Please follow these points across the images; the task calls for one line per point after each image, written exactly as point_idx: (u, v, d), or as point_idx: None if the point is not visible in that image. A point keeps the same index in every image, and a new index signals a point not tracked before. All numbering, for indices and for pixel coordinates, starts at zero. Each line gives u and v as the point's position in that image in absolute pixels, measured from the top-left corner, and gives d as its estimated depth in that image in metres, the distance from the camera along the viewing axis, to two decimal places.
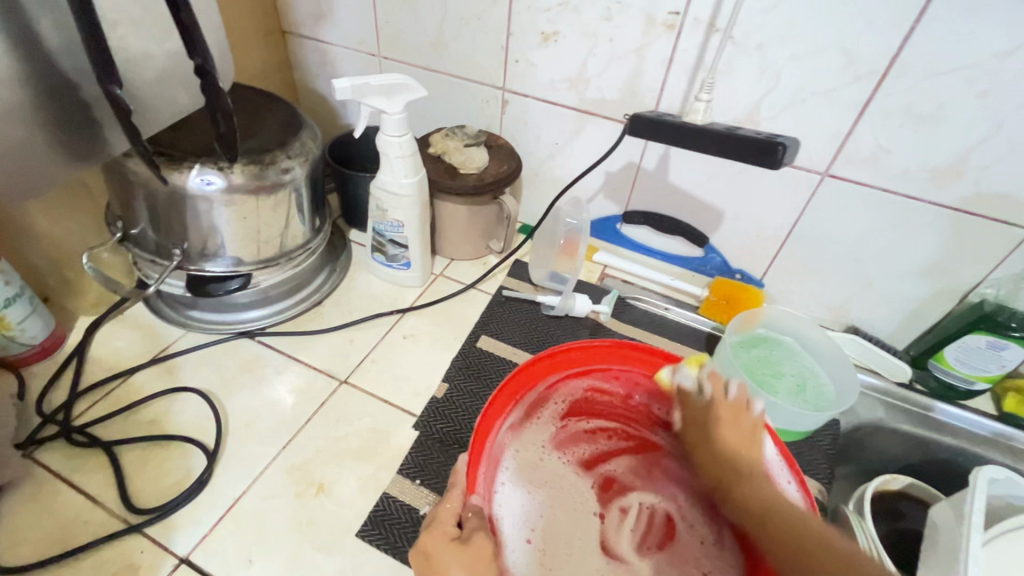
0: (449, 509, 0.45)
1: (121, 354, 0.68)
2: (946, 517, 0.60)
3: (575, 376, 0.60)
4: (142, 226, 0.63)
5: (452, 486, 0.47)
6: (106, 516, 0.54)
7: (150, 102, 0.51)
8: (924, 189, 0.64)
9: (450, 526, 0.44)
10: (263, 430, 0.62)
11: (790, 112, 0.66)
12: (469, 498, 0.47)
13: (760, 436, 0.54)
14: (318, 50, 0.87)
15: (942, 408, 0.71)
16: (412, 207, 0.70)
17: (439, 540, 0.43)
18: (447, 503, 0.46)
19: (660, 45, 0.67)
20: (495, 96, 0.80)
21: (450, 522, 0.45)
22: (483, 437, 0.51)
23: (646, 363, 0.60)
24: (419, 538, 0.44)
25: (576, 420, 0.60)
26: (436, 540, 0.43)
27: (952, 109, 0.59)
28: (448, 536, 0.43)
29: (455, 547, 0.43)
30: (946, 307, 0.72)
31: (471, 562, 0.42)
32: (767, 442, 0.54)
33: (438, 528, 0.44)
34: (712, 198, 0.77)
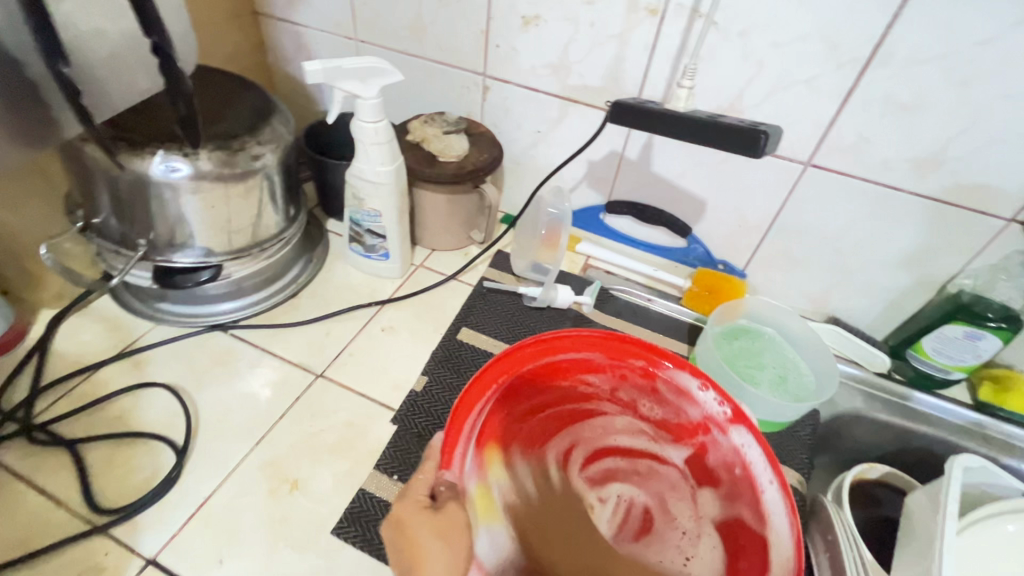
0: (422, 480, 0.43)
1: (85, 348, 0.65)
2: (921, 506, 0.61)
3: (560, 360, 0.54)
4: (105, 214, 0.60)
5: (427, 458, 0.45)
6: (69, 517, 0.52)
7: (106, 83, 0.49)
8: (905, 180, 0.64)
9: (423, 495, 0.42)
10: (235, 426, 0.60)
11: (774, 101, 0.65)
12: (444, 471, 0.44)
13: (741, 430, 0.51)
14: (292, 32, 0.84)
15: (919, 397, 0.72)
16: (389, 195, 0.68)
17: (411, 509, 0.41)
18: (421, 474, 0.44)
19: (643, 30, 0.65)
20: (475, 82, 0.78)
21: (423, 492, 0.43)
22: (461, 417, 0.47)
23: (634, 353, 0.55)
24: (392, 507, 0.42)
25: (558, 412, 0.58)
26: (408, 510, 0.41)
27: (933, 99, 0.58)
28: (421, 506, 0.41)
29: (427, 517, 0.41)
30: (924, 297, 0.72)
31: (445, 531, 0.40)
32: (748, 438, 0.51)
33: (411, 497, 0.42)
34: (695, 188, 0.76)
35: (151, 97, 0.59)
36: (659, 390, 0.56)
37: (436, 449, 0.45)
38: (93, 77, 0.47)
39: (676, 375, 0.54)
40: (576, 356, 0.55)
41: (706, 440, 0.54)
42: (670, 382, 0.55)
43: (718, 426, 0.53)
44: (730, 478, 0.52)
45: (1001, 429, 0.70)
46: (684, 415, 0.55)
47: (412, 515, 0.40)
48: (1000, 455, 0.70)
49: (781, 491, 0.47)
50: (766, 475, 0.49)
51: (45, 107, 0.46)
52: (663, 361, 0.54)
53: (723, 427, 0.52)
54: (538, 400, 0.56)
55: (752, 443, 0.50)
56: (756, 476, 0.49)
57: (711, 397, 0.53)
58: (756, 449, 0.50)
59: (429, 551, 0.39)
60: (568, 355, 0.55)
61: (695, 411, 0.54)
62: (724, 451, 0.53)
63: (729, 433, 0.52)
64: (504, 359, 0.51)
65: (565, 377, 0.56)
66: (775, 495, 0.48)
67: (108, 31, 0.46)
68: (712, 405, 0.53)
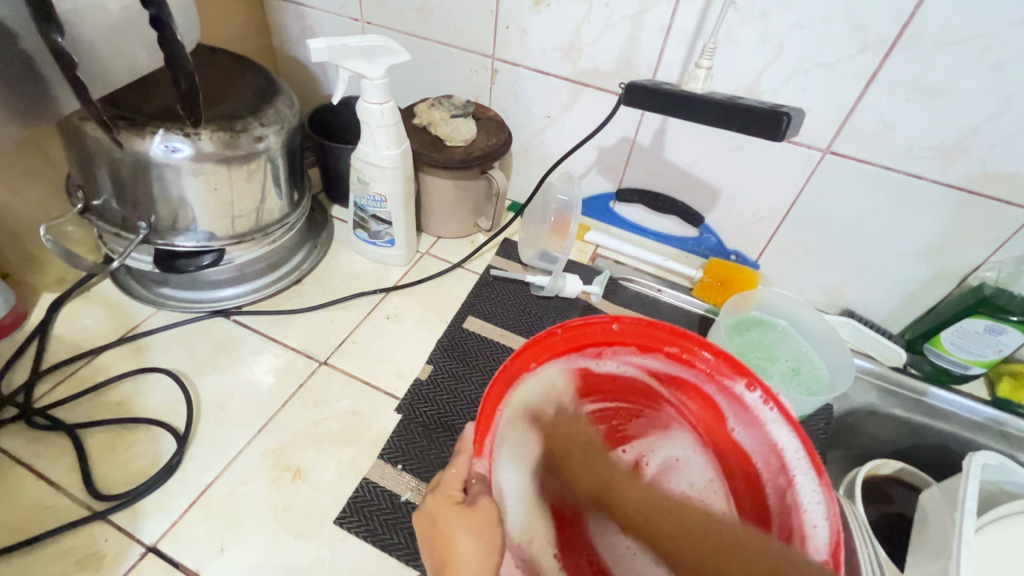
0: (454, 474, 0.42)
1: (86, 333, 0.64)
2: (936, 503, 0.60)
3: (590, 350, 0.51)
4: (105, 196, 0.59)
5: (458, 451, 0.44)
6: (69, 503, 0.51)
7: (115, 60, 0.48)
8: (928, 167, 0.62)
9: (455, 490, 0.41)
10: (237, 412, 0.59)
11: (793, 85, 0.63)
12: (473, 466, 0.42)
13: (784, 426, 0.48)
14: (296, 13, 0.82)
15: (934, 392, 0.71)
16: (395, 179, 0.66)
17: (444, 505, 0.41)
18: (452, 469, 0.43)
19: (659, 11, 0.63)
20: (484, 65, 0.76)
21: (455, 487, 0.42)
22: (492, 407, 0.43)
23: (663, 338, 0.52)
24: (427, 501, 0.42)
25: (594, 400, 0.54)
26: (441, 506, 0.41)
27: (961, 84, 0.56)
28: (454, 501, 0.41)
29: (459, 511, 0.40)
30: (943, 290, 0.70)
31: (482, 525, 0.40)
32: (790, 434, 0.48)
33: (443, 492, 0.41)
34: (708, 175, 0.74)
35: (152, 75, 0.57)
36: (700, 384, 0.52)
37: (467, 442, 0.44)
38: (94, 52, 0.46)
39: (717, 369, 0.51)
40: (608, 349, 0.52)
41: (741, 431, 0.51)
42: (708, 374, 0.51)
43: (761, 423, 0.50)
44: (764, 472, 0.49)
45: (1019, 426, 0.68)
46: (720, 406, 0.52)
47: (444, 511, 0.40)
48: (1019, 453, 0.67)
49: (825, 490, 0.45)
50: (808, 468, 0.46)
51: (41, 82, 0.44)
52: (698, 349, 0.52)
53: (767, 423, 0.49)
54: (569, 389, 0.53)
55: (794, 440, 0.48)
56: (787, 461, 0.48)
57: (757, 396, 0.50)
58: (801, 449, 0.47)
59: (464, 549, 0.38)
60: (601, 345, 0.52)
61: (738, 405, 0.51)
62: (759, 441, 0.50)
63: (767, 423, 0.49)
64: (536, 343, 0.48)
65: (599, 365, 0.53)
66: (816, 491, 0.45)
67: (107, 4, 0.45)
68: (757, 402, 0.50)
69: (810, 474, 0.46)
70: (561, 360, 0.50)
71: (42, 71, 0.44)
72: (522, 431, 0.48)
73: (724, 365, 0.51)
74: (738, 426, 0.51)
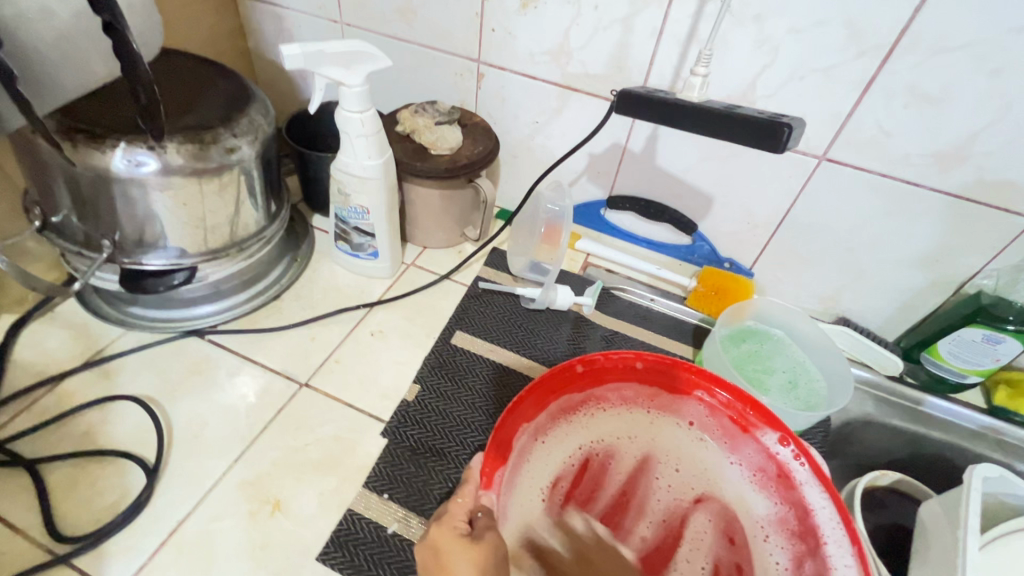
0: (460, 505, 0.41)
1: (47, 357, 0.61)
2: (936, 517, 0.58)
3: (612, 388, 0.54)
4: (65, 213, 0.55)
5: (465, 480, 0.42)
6: (28, 546, 0.48)
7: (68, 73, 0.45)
8: (926, 175, 0.61)
9: (461, 521, 0.40)
10: (213, 441, 0.56)
11: (788, 91, 0.61)
12: (482, 495, 0.42)
13: (816, 487, 0.49)
14: (272, 14, 0.79)
15: (931, 401, 0.69)
16: (378, 190, 0.63)
17: (447, 535, 0.39)
18: (458, 498, 0.41)
19: (650, 14, 0.61)
20: (470, 69, 0.73)
21: (461, 518, 0.40)
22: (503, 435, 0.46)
23: (684, 377, 0.54)
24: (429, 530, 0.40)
25: (620, 450, 0.54)
26: (444, 535, 0.40)
27: (959, 90, 0.54)
28: (458, 532, 0.40)
29: (463, 543, 0.39)
30: (940, 298, 0.69)
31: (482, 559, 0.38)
32: (821, 496, 0.48)
33: (447, 522, 0.40)
34: (701, 183, 0.72)
35: (115, 84, 0.54)
36: (726, 432, 0.54)
37: (475, 471, 0.43)
38: (41, 61, 0.42)
39: (741, 415, 0.53)
40: (629, 386, 0.55)
41: (766, 482, 0.52)
42: (732, 419, 0.53)
43: (791, 481, 0.51)
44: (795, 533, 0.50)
45: (1016, 435, 0.67)
46: (747, 458, 0.53)
47: (447, 543, 0.38)
48: (1015, 462, 0.67)
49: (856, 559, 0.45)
50: (840, 536, 0.46)
51: None
52: (715, 389, 0.53)
53: (800, 483, 0.50)
54: (595, 433, 0.54)
55: (827, 504, 0.48)
56: (818, 522, 0.48)
57: (788, 451, 0.51)
58: (832, 513, 0.47)
59: None
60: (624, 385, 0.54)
61: (766, 459, 0.52)
62: (793, 498, 0.50)
63: (800, 482, 0.50)
64: (559, 379, 0.51)
65: (621, 406, 0.55)
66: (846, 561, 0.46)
67: (56, 10, 0.41)
68: (788, 458, 0.51)
69: (843, 541, 0.46)
70: (585, 398, 0.54)
71: None
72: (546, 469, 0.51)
73: (751, 415, 0.52)
74: (763, 480, 0.52)
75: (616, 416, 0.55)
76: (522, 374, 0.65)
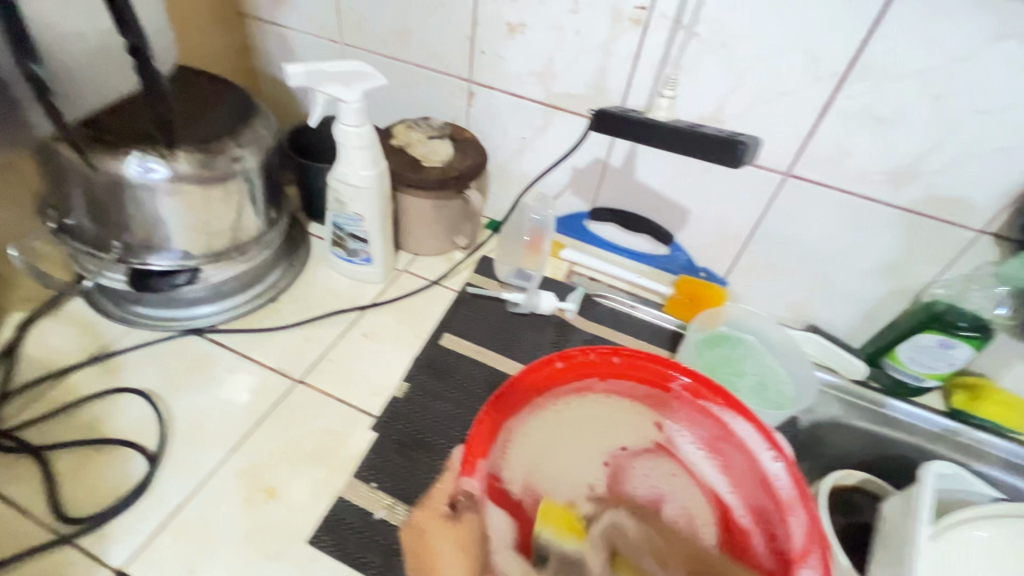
0: (442, 490, 0.48)
1: (55, 352, 0.64)
2: (895, 510, 0.62)
3: (589, 379, 0.57)
4: (78, 215, 0.59)
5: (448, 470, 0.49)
6: (34, 526, 0.51)
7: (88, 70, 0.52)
8: (881, 190, 0.66)
9: (442, 505, 0.48)
10: (211, 432, 0.59)
11: (753, 112, 0.66)
12: (464, 482, 0.46)
13: (770, 454, 0.52)
14: (277, 34, 0.84)
15: (894, 404, 0.73)
16: (372, 198, 0.67)
17: (431, 517, 0.47)
18: (440, 484, 0.49)
19: (627, 40, 0.66)
20: (461, 87, 0.78)
21: (442, 502, 0.48)
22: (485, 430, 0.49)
23: (650, 366, 0.57)
24: (414, 517, 0.48)
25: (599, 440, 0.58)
26: (429, 517, 0.47)
27: (906, 113, 0.60)
28: (440, 513, 0.47)
29: (445, 524, 0.46)
30: (900, 307, 0.73)
31: (462, 538, 0.46)
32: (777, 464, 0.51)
33: (432, 506, 0.47)
34: (677, 196, 0.77)
35: (129, 97, 0.58)
36: (695, 416, 0.57)
37: (457, 462, 0.47)
38: None
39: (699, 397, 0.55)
40: (600, 378, 0.57)
41: (728, 453, 0.56)
42: (692, 400, 0.56)
43: (751, 452, 0.53)
44: (760, 505, 0.53)
45: (971, 436, 0.71)
46: (707, 431, 0.56)
47: (432, 527, 0.46)
48: (974, 462, 0.70)
49: (808, 519, 0.48)
50: (793, 500, 0.50)
51: None
52: (677, 375, 0.56)
53: (759, 455, 0.53)
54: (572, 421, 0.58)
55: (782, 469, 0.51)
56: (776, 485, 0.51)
57: (744, 424, 0.53)
58: (787, 480, 0.50)
59: (448, 558, 0.45)
60: (599, 376, 0.57)
61: (727, 435, 0.55)
62: (753, 466, 0.54)
63: (759, 453, 0.53)
64: (537, 373, 0.54)
65: (596, 397, 0.58)
66: (800, 523, 0.49)
67: None
68: (749, 433, 0.53)
69: (798, 505, 0.49)
70: (565, 389, 0.56)
71: None
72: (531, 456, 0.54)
73: (711, 397, 0.55)
74: (727, 457, 0.56)
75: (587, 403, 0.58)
76: (506, 374, 0.69)
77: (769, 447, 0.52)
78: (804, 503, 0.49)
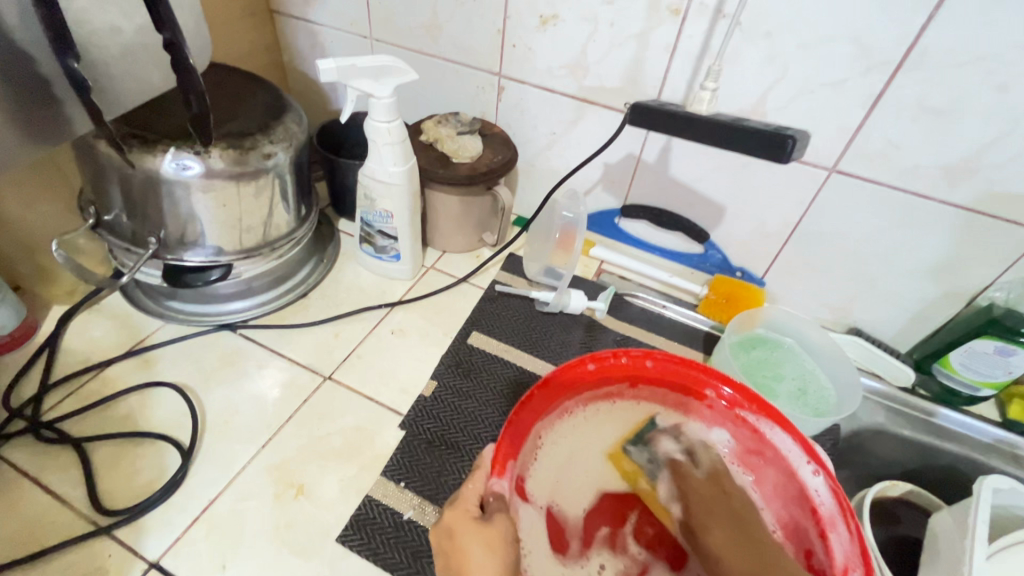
0: (472, 490, 0.44)
1: (93, 345, 0.65)
2: (947, 527, 0.59)
3: (620, 386, 0.56)
4: (116, 211, 0.60)
5: (477, 469, 0.45)
6: (74, 517, 0.52)
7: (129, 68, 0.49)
8: (935, 187, 0.62)
9: (472, 505, 0.43)
10: (242, 427, 0.60)
11: (797, 105, 0.63)
12: (493, 482, 0.44)
13: (810, 469, 0.51)
14: (307, 30, 0.84)
15: (944, 413, 0.70)
16: (401, 195, 0.66)
17: (461, 518, 0.42)
18: (468, 485, 0.44)
19: (665, 30, 0.64)
20: (491, 82, 0.77)
21: (472, 502, 0.43)
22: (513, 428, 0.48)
23: (684, 372, 0.56)
24: (441, 515, 0.43)
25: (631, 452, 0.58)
26: (457, 519, 0.42)
27: (966, 104, 0.56)
28: (471, 514, 0.42)
29: (476, 525, 0.41)
30: (953, 310, 0.69)
31: (494, 542, 0.40)
32: (817, 479, 0.50)
33: (460, 505, 0.43)
34: (713, 193, 0.74)
35: (166, 96, 0.59)
36: (728, 427, 0.56)
37: (487, 459, 0.45)
38: (108, 73, 0.47)
39: (735, 406, 0.55)
40: (632, 384, 0.56)
41: (761, 464, 0.55)
42: (726, 410, 0.55)
43: (789, 467, 0.52)
44: (792, 520, 0.52)
45: None
46: (742, 443, 0.55)
47: (462, 524, 0.41)
48: None
49: (851, 537, 0.47)
50: (834, 516, 0.48)
51: (56, 104, 0.46)
52: (714, 383, 0.55)
53: (797, 470, 0.51)
54: (603, 428, 0.57)
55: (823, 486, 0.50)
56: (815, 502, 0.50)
57: (782, 438, 0.52)
58: (829, 497, 0.49)
59: (479, 562, 0.39)
60: (630, 383, 0.56)
61: (763, 448, 0.54)
62: (788, 480, 0.52)
63: (799, 469, 0.51)
64: (569, 374, 0.53)
65: (626, 403, 0.57)
66: (842, 541, 0.47)
67: (123, 27, 0.46)
68: (787, 446, 0.52)
69: (838, 522, 0.48)
70: (596, 395, 0.56)
71: (56, 92, 0.46)
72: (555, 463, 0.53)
73: (749, 407, 0.54)
74: (761, 469, 0.55)
75: (619, 410, 0.57)
76: (535, 375, 0.68)
77: (809, 462, 0.50)
78: (846, 520, 0.47)
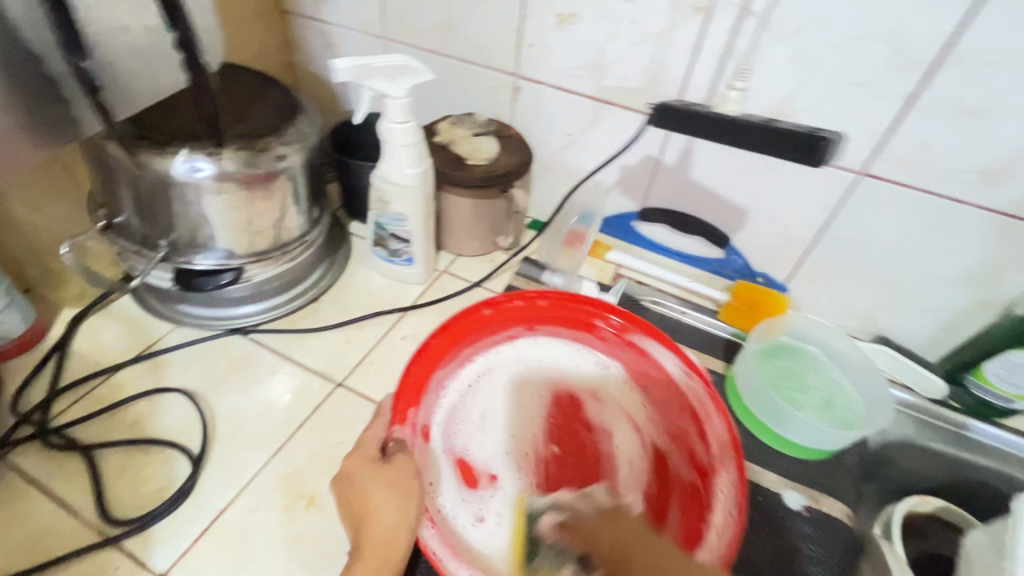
0: (371, 439, 0.47)
1: (103, 349, 0.64)
2: (984, 547, 0.56)
3: (518, 327, 0.60)
4: (127, 213, 0.59)
5: (379, 417, 0.50)
6: (81, 526, 0.50)
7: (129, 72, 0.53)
8: (970, 191, 0.59)
9: (371, 450, 0.46)
10: (253, 435, 0.58)
11: (825, 106, 0.61)
12: (394, 430, 0.49)
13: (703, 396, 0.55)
14: (319, 30, 0.83)
15: (977, 426, 0.67)
16: (416, 198, 0.65)
17: (359, 462, 0.45)
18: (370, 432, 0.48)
19: (687, 29, 0.62)
20: (506, 82, 0.75)
21: (373, 447, 0.46)
22: (423, 362, 0.54)
23: (575, 307, 0.60)
24: (342, 463, 0.45)
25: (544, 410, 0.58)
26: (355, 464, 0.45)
27: (1006, 105, 0.53)
28: (371, 458, 0.45)
29: (375, 468, 0.44)
30: (987, 319, 0.66)
31: (393, 481, 0.44)
32: (719, 424, 0.53)
33: (359, 452, 0.45)
34: (735, 196, 0.72)
35: (177, 94, 0.57)
36: (620, 351, 0.60)
37: (388, 411, 0.51)
38: None
39: (626, 331, 0.59)
40: (538, 324, 0.60)
41: (651, 385, 0.58)
42: (619, 338, 0.60)
43: (694, 413, 0.55)
44: (679, 431, 0.56)
45: None
46: (632, 364, 0.59)
47: (358, 466, 0.44)
48: None
49: (736, 475, 0.51)
50: (724, 458, 0.52)
51: None
52: (606, 314, 0.60)
53: (672, 374, 0.57)
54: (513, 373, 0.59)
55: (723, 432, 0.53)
56: (708, 437, 0.54)
57: (675, 365, 0.57)
58: (724, 439, 0.53)
59: (381, 504, 0.42)
60: (526, 325, 0.60)
61: (648, 367, 0.58)
62: (679, 396, 0.57)
63: (708, 420, 0.54)
64: (466, 321, 0.57)
65: (539, 337, 0.60)
66: (729, 479, 0.51)
67: None
68: (670, 362, 0.57)
69: (729, 460, 0.51)
70: (496, 338, 0.59)
71: None
72: (454, 403, 0.56)
73: (638, 333, 0.59)
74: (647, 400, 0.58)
75: (530, 344, 0.60)
76: None
77: (687, 372, 0.56)
78: (735, 459, 0.51)
